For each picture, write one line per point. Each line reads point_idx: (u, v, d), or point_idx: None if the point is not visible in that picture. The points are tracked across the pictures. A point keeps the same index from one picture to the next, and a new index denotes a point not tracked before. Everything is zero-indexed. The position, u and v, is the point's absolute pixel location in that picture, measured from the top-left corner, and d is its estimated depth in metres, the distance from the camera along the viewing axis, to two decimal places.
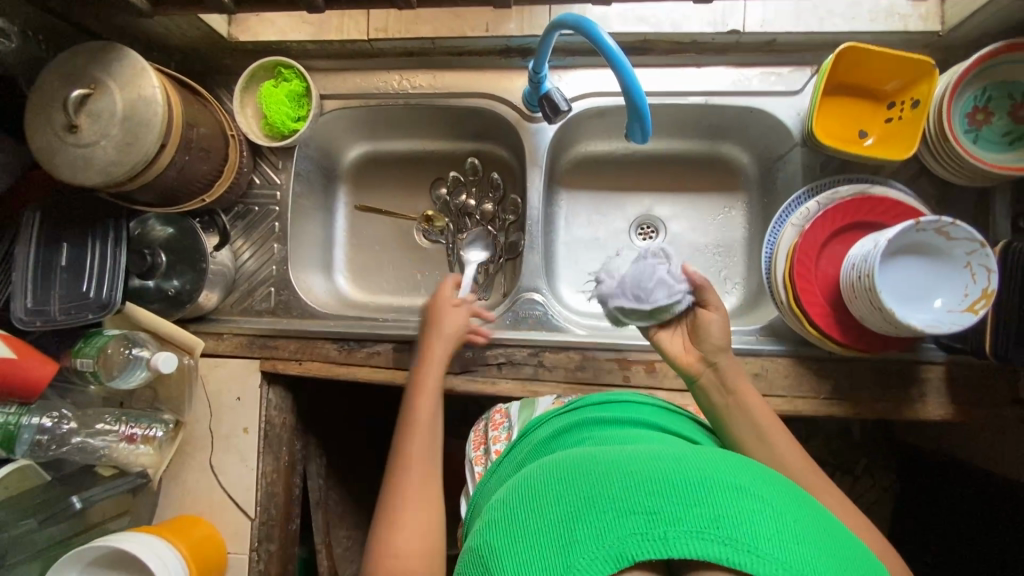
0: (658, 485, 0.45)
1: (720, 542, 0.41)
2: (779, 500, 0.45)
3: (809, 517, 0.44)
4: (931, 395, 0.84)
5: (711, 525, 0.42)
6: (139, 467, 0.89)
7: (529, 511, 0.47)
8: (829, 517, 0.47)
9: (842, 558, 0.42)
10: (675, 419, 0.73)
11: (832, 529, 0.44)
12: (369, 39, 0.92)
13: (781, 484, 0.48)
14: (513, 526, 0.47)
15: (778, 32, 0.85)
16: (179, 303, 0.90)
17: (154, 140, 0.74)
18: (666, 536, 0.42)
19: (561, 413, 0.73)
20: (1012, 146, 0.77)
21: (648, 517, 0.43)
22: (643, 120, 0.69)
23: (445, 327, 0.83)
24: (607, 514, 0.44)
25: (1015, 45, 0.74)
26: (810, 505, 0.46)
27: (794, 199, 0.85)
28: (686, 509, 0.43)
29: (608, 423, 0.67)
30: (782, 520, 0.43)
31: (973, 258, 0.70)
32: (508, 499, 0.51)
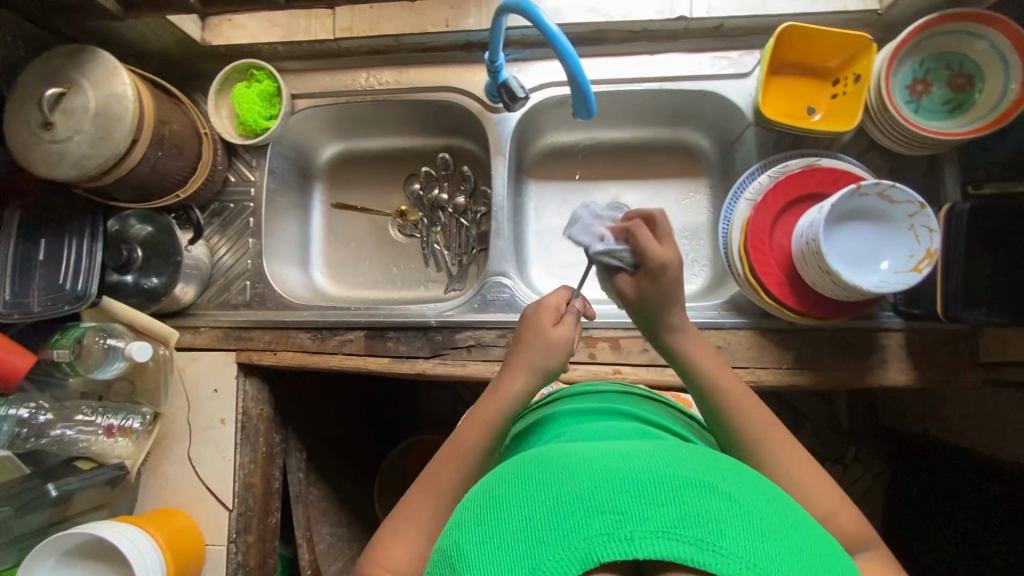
0: (626, 483, 0.41)
1: (687, 543, 0.37)
2: (750, 497, 0.41)
3: (780, 513, 0.41)
4: (893, 361, 0.85)
5: (678, 525, 0.38)
6: (117, 459, 0.91)
7: (492, 510, 0.43)
8: (807, 518, 0.43)
9: (813, 560, 0.38)
10: (649, 404, 0.74)
11: (804, 527, 0.41)
12: (336, 39, 0.96)
13: (753, 479, 0.44)
14: (474, 528, 0.43)
15: (724, 17, 0.88)
16: (155, 297, 0.92)
17: (126, 134, 0.78)
18: (633, 536, 0.38)
19: (542, 405, 0.75)
20: (952, 114, 0.81)
21: (615, 517, 0.39)
22: (587, 97, 0.70)
23: (537, 354, 0.68)
24: (572, 514, 0.40)
25: (950, 17, 0.76)
26: (782, 502, 0.43)
27: (748, 174, 0.88)
28: (652, 508, 0.39)
29: (584, 411, 0.67)
30: (751, 519, 0.39)
31: (915, 219, 0.72)
32: (472, 496, 0.47)
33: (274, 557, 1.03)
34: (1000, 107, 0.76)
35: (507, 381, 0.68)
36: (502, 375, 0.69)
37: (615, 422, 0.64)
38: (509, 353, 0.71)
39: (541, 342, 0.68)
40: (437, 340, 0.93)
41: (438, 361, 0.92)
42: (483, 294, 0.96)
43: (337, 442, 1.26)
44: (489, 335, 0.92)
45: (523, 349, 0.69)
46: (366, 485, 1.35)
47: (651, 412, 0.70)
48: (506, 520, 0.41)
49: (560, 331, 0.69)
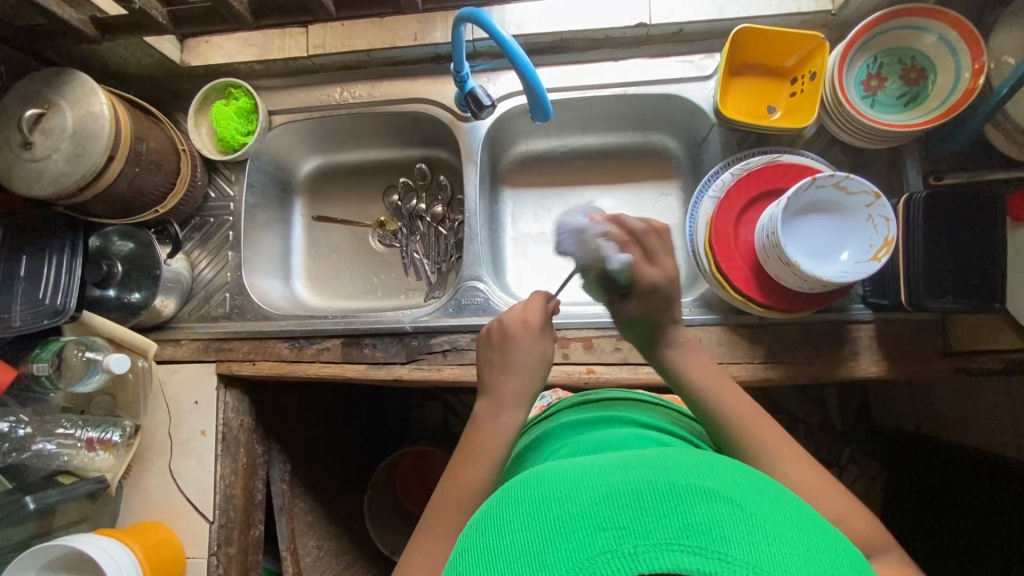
0: (627, 497, 0.39)
1: (691, 552, 0.34)
2: (756, 499, 0.39)
3: (787, 515, 0.39)
4: (865, 353, 0.85)
5: (682, 535, 0.35)
6: (97, 472, 0.92)
7: (495, 540, 0.41)
8: (826, 523, 0.41)
9: (832, 565, 0.35)
10: (653, 409, 0.73)
11: (818, 531, 0.39)
12: (309, 55, 1.00)
13: (759, 482, 0.42)
14: (480, 561, 0.40)
15: (682, 22, 0.91)
16: (135, 311, 0.94)
17: (101, 151, 0.80)
18: (636, 553, 0.35)
19: (542, 422, 0.75)
20: (907, 107, 0.83)
21: (616, 533, 0.36)
22: (541, 98, 0.71)
23: (518, 387, 0.68)
24: (574, 534, 0.37)
25: (897, 12, 0.78)
26: (793, 505, 0.40)
27: (712, 172, 0.88)
28: (653, 519, 0.36)
29: (579, 424, 0.67)
30: (757, 522, 0.37)
31: (871, 210, 0.73)
32: (476, 528, 0.45)
33: (257, 569, 1.02)
34: (952, 98, 0.78)
35: (503, 416, 0.66)
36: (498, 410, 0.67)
37: (613, 431, 0.64)
38: (492, 381, 0.70)
39: (531, 366, 0.70)
40: (413, 345, 0.94)
41: (414, 366, 0.93)
42: (458, 299, 0.97)
43: (324, 455, 1.26)
44: (464, 339, 0.93)
45: (512, 380, 0.69)
46: (355, 498, 1.34)
47: (649, 416, 0.69)
48: (509, 550, 0.39)
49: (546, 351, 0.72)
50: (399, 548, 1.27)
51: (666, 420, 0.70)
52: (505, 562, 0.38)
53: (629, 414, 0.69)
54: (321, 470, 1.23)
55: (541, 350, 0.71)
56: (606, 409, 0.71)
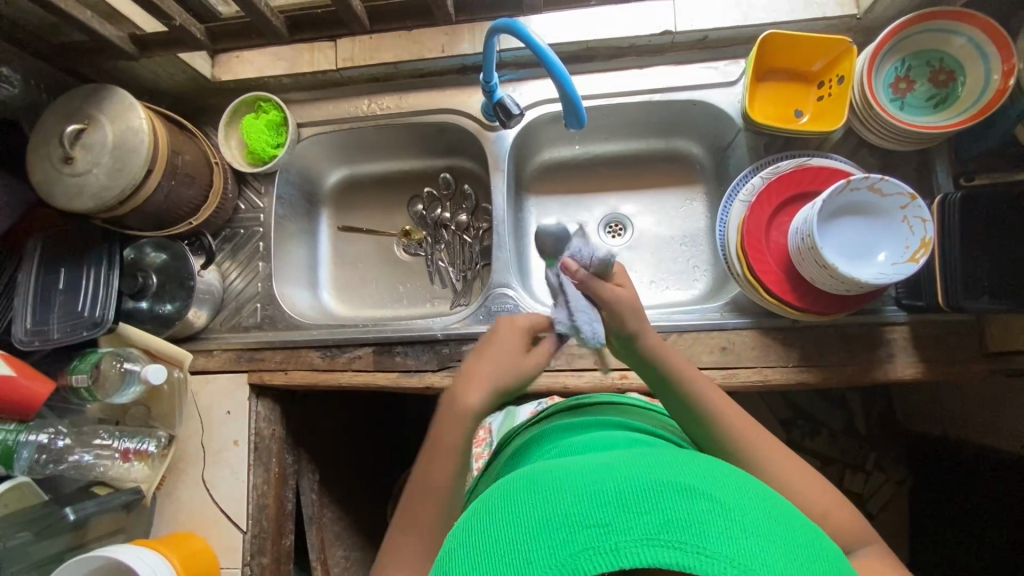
0: (608, 495, 0.41)
1: (671, 548, 0.37)
2: (730, 491, 0.42)
3: (763, 510, 0.41)
4: (899, 355, 0.84)
5: (660, 530, 0.38)
6: (133, 483, 0.92)
7: (483, 536, 0.43)
8: (795, 511, 0.44)
9: (799, 554, 0.38)
10: (637, 413, 0.73)
11: (791, 519, 0.42)
12: (338, 68, 1.01)
13: (734, 475, 0.45)
14: (466, 555, 0.42)
15: (707, 29, 0.92)
16: (170, 322, 0.95)
17: (141, 164, 0.82)
18: (617, 547, 0.37)
19: (532, 425, 0.76)
20: (936, 109, 0.83)
21: (599, 528, 0.39)
22: (576, 106, 0.72)
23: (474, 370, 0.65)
24: (559, 534, 0.39)
25: (924, 16, 0.79)
26: (765, 496, 0.43)
27: (742, 175, 0.89)
28: (634, 516, 0.39)
29: (572, 427, 0.68)
30: (732, 516, 0.39)
31: (908, 211, 0.73)
32: (464, 524, 0.46)
33: None
34: (982, 100, 0.78)
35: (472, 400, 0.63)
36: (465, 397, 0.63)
37: (603, 433, 0.64)
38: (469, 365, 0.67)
39: (513, 364, 0.65)
40: (443, 353, 0.95)
41: (445, 374, 0.94)
42: (488, 306, 0.97)
43: (350, 465, 1.25)
44: None
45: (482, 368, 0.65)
46: (380, 508, 1.34)
47: (643, 422, 0.70)
48: (497, 544, 0.41)
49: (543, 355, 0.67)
50: None
51: (662, 428, 0.70)
52: (493, 560, 0.40)
53: (624, 420, 0.69)
54: (346, 480, 1.23)
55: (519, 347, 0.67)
56: (597, 413, 0.72)
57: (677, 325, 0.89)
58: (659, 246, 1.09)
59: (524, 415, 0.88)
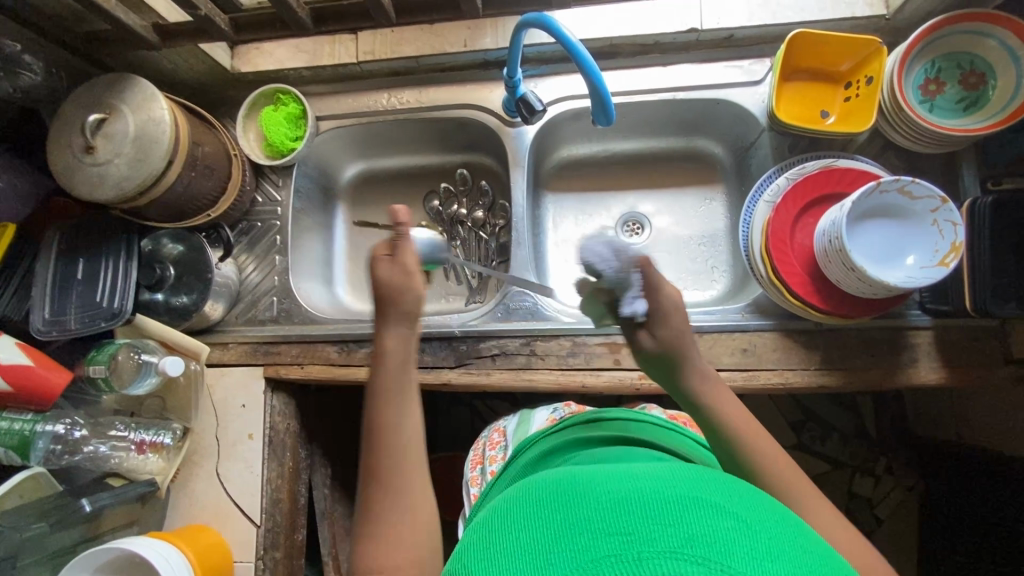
0: (634, 504, 0.40)
1: (696, 562, 0.36)
2: (757, 518, 0.41)
3: (790, 538, 0.40)
4: (923, 361, 0.83)
5: (685, 545, 0.37)
6: (147, 475, 0.92)
7: (504, 540, 0.42)
8: (822, 541, 0.43)
9: None
10: (652, 429, 0.73)
11: (818, 555, 0.40)
12: (358, 61, 1.01)
13: (762, 501, 0.44)
14: (484, 557, 0.42)
15: (733, 27, 0.91)
16: (186, 314, 0.95)
17: (162, 156, 0.82)
18: (640, 558, 0.37)
19: (546, 436, 0.74)
20: (966, 111, 0.82)
21: (622, 538, 0.38)
22: (606, 102, 0.71)
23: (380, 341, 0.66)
24: (580, 539, 0.39)
25: (957, 17, 0.78)
26: (793, 523, 0.42)
27: (765, 176, 0.88)
28: (659, 528, 0.38)
29: (591, 441, 0.67)
30: (757, 539, 0.38)
31: (938, 214, 0.72)
32: (485, 525, 0.46)
33: (301, 574, 1.02)
34: (1015, 102, 0.77)
35: (390, 336, 0.65)
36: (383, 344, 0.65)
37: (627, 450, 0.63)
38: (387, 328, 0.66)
39: (393, 284, 0.65)
40: (461, 350, 0.94)
41: (462, 371, 0.93)
42: (506, 303, 0.97)
43: None
44: (513, 343, 0.93)
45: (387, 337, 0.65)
46: None
47: (663, 442, 0.69)
48: (517, 548, 0.41)
49: (414, 251, 0.67)
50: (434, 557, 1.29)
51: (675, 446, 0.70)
52: (514, 564, 0.40)
53: (644, 437, 0.69)
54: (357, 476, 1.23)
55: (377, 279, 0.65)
56: (616, 429, 0.70)
57: (697, 325, 0.88)
58: (678, 246, 1.09)
59: (540, 422, 0.89)
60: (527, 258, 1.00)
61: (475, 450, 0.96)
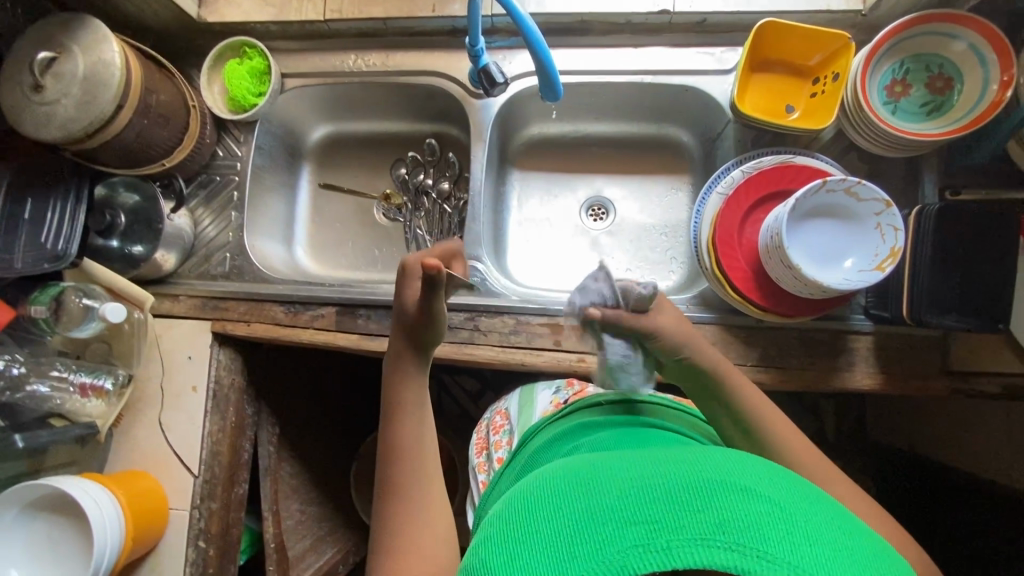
0: (658, 490, 0.41)
1: (728, 549, 0.37)
2: (786, 497, 0.42)
3: (820, 512, 0.41)
4: (859, 364, 0.83)
5: (717, 531, 0.38)
6: (88, 418, 0.92)
7: (528, 529, 0.43)
8: (848, 513, 0.44)
9: (864, 561, 0.38)
10: (667, 413, 0.73)
11: (854, 533, 0.41)
12: (326, 19, 0.99)
13: (787, 479, 0.45)
14: (509, 547, 0.42)
15: (706, 12, 0.89)
16: (135, 263, 0.95)
17: (111, 99, 0.81)
18: (669, 546, 0.37)
19: (553, 422, 0.75)
20: (930, 116, 0.80)
21: (648, 526, 0.39)
22: (551, 78, 0.70)
23: (401, 401, 0.69)
24: (606, 528, 0.39)
25: (926, 17, 0.76)
26: (821, 501, 0.43)
27: (722, 168, 0.86)
28: (688, 516, 0.39)
29: (599, 424, 0.68)
30: (791, 521, 0.39)
31: (881, 218, 0.71)
32: (504, 514, 0.47)
33: (239, 527, 1.04)
34: (977, 110, 0.75)
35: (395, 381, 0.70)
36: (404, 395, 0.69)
37: (636, 431, 0.65)
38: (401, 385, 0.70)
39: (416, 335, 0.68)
40: None
41: None
42: None
43: (313, 423, 1.27)
44: (458, 317, 0.93)
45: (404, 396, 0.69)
46: (341, 469, 1.36)
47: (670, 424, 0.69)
48: (541, 538, 0.41)
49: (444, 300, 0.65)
50: None
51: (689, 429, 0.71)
52: (541, 553, 0.40)
53: (662, 421, 0.70)
54: (307, 437, 1.24)
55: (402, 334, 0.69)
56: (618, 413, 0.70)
57: None
58: (640, 234, 1.08)
59: (543, 407, 0.88)
60: (482, 232, 1.00)
61: (480, 432, 0.96)
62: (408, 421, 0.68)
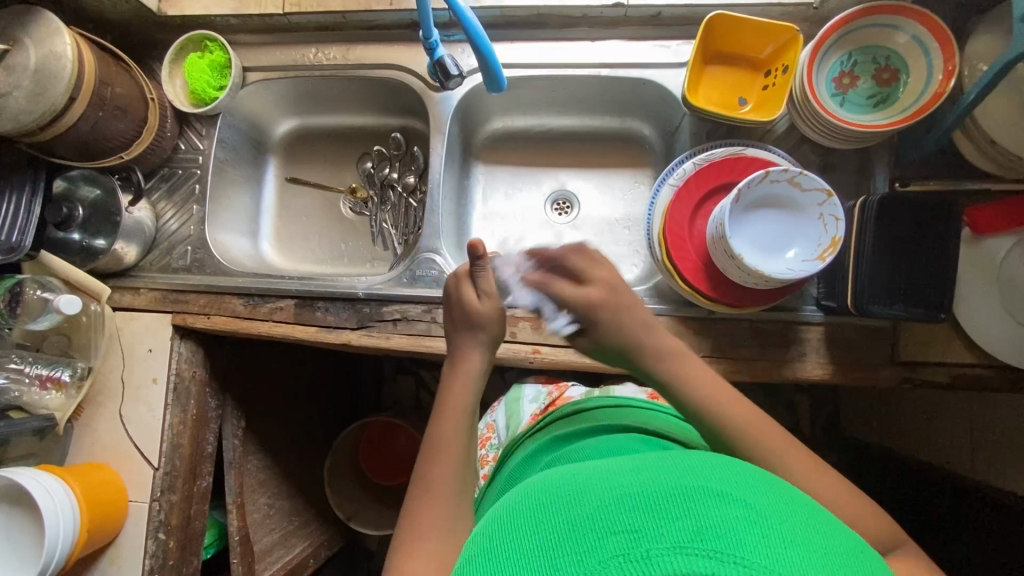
0: (637, 501, 0.42)
1: (705, 556, 0.37)
2: (763, 501, 0.43)
3: (794, 514, 0.42)
4: (811, 355, 0.84)
5: (695, 538, 0.38)
6: (46, 411, 0.93)
7: (515, 543, 0.45)
8: (826, 515, 0.45)
9: (838, 563, 0.39)
10: (648, 416, 0.76)
11: (828, 533, 0.42)
12: (285, 12, 0.99)
13: (767, 484, 0.46)
14: (496, 559, 0.44)
15: (660, 6, 0.90)
16: (94, 254, 0.95)
17: (62, 92, 0.81)
18: (649, 555, 0.38)
19: (534, 435, 0.78)
20: (877, 108, 0.81)
21: (627, 535, 0.40)
22: (493, 69, 0.70)
23: (457, 398, 0.70)
24: (589, 538, 0.41)
25: (870, 9, 0.76)
26: (797, 501, 0.44)
27: (675, 160, 0.86)
28: (667, 523, 0.40)
29: (575, 433, 0.71)
30: (767, 525, 0.40)
31: (824, 208, 0.72)
32: (492, 529, 0.49)
33: (202, 520, 1.04)
34: (920, 102, 0.76)
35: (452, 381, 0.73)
36: (460, 390, 0.71)
37: (608, 436, 0.68)
38: (446, 385, 0.72)
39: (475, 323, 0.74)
40: (364, 312, 0.95)
41: (364, 333, 0.94)
42: (414, 269, 0.97)
43: (284, 417, 1.27)
44: (415, 309, 0.93)
45: (457, 393, 0.71)
46: (312, 464, 1.36)
47: (650, 427, 0.71)
48: (527, 551, 0.43)
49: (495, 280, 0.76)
50: (355, 514, 1.32)
51: (668, 427, 0.73)
52: (527, 566, 0.42)
53: (638, 423, 0.72)
54: (276, 431, 1.24)
55: (465, 329, 0.75)
56: (599, 420, 0.73)
57: None
58: (604, 228, 1.08)
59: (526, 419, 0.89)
60: (442, 225, 1.00)
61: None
62: (454, 419, 0.68)
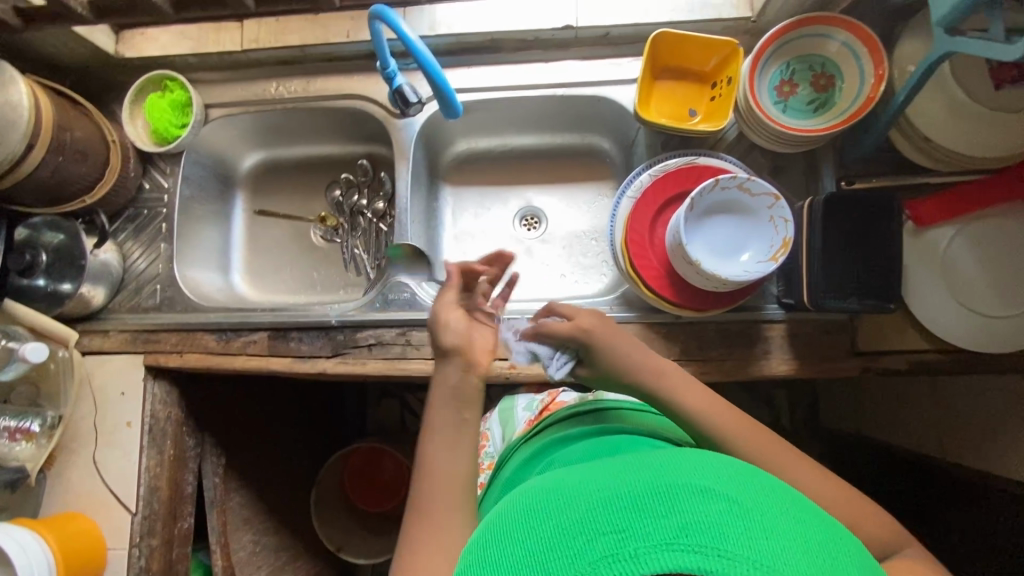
0: (624, 502, 0.44)
1: (691, 551, 0.39)
2: (745, 494, 0.44)
3: (775, 504, 0.44)
4: (775, 352, 0.86)
5: (680, 534, 0.40)
6: (17, 462, 0.91)
7: (508, 551, 0.46)
8: (807, 505, 0.46)
9: (818, 548, 0.41)
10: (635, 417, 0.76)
11: (808, 521, 0.43)
12: (244, 49, 1.01)
13: (749, 477, 0.47)
14: (490, 568, 0.45)
15: (609, 25, 0.94)
16: (60, 299, 0.93)
17: (21, 138, 0.81)
18: (637, 554, 0.39)
19: (531, 440, 0.79)
20: (817, 113, 0.85)
21: (615, 536, 0.41)
22: (447, 95, 0.72)
23: (438, 426, 0.67)
24: (579, 541, 0.42)
25: (802, 21, 0.81)
26: (778, 492, 0.46)
27: (633, 172, 0.89)
28: (652, 522, 0.41)
29: (563, 440, 0.72)
30: (749, 517, 0.41)
31: (773, 211, 0.75)
32: (485, 539, 0.50)
33: (184, 561, 1.02)
34: (855, 104, 0.80)
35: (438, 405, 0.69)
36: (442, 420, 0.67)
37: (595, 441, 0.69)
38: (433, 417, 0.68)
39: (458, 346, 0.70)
40: (338, 340, 0.95)
41: (339, 360, 0.94)
42: (385, 292, 0.97)
43: (266, 451, 1.25)
44: (389, 333, 0.94)
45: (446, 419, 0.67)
46: (297, 496, 1.34)
47: (635, 427, 0.73)
48: (519, 557, 0.44)
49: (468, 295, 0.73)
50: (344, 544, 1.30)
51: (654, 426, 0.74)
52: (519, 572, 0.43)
53: (619, 425, 0.73)
54: (258, 466, 1.22)
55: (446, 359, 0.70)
56: (585, 425, 0.75)
57: None
58: (572, 240, 1.11)
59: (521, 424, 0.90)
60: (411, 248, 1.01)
61: None
62: (438, 442, 0.66)
